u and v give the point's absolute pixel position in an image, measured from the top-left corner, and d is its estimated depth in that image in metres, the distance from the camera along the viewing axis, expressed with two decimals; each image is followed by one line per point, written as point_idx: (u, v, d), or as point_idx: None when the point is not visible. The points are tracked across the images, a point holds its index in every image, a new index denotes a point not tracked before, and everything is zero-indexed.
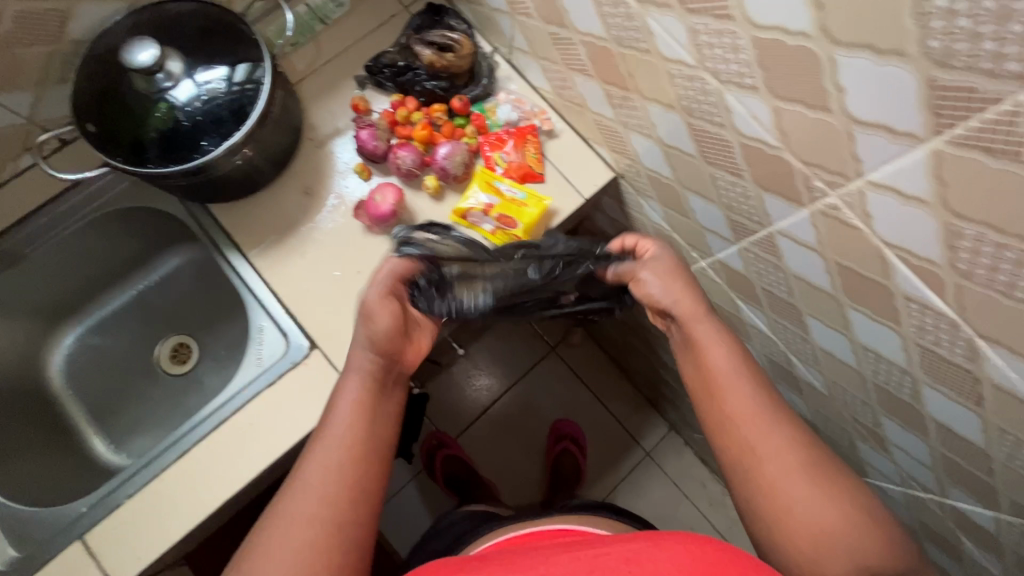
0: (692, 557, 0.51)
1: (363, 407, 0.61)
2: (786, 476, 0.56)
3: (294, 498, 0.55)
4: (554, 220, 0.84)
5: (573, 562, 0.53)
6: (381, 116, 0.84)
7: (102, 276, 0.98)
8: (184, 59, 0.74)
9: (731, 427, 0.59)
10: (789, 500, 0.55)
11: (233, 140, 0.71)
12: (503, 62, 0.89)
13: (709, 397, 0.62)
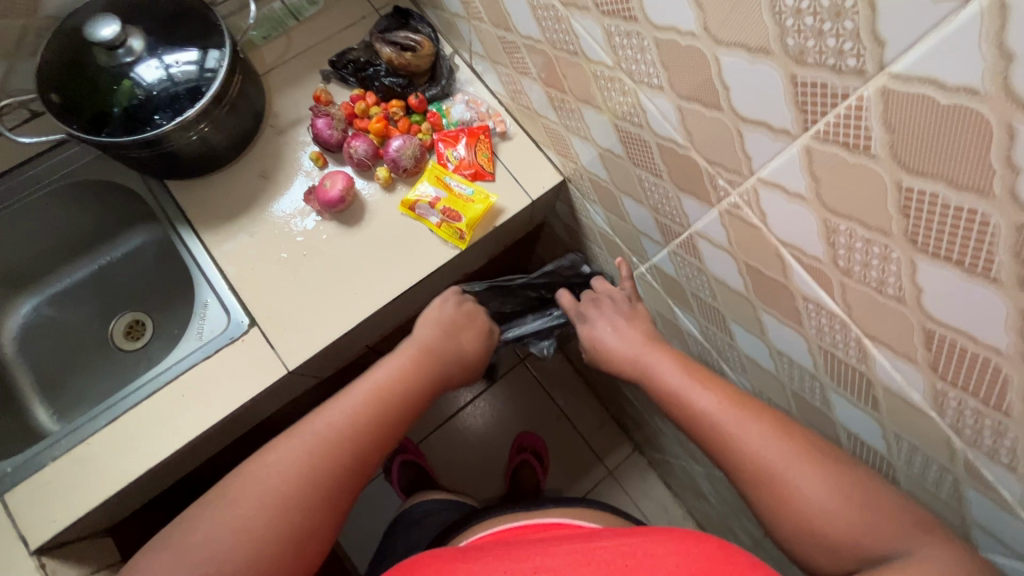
0: (690, 554, 0.47)
1: (404, 377, 0.67)
2: (780, 462, 0.53)
3: (321, 422, 0.59)
4: (499, 217, 0.86)
5: (569, 555, 0.48)
6: (339, 108, 0.87)
7: (64, 248, 1.00)
8: (151, 40, 0.78)
9: (708, 420, 0.60)
10: (791, 479, 0.52)
11: (186, 116, 0.75)
12: (464, 66, 0.93)
13: (680, 408, 0.63)
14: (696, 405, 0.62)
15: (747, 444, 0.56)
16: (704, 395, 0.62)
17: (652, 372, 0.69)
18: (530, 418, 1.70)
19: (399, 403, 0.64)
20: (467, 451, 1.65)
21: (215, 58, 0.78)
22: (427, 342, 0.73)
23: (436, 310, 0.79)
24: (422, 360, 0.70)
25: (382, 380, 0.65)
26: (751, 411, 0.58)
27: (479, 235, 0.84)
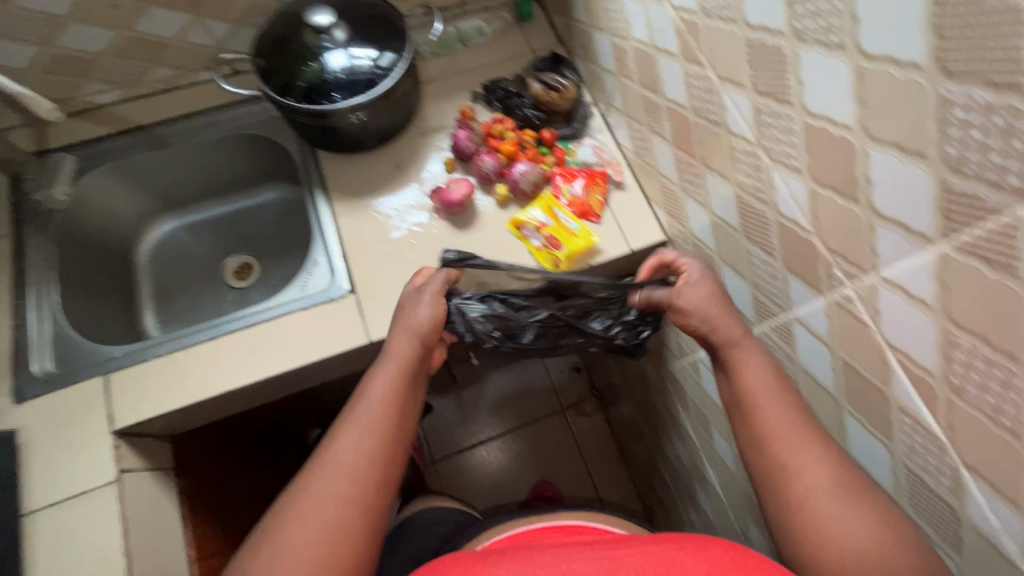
0: (718, 561, 0.47)
1: (391, 398, 0.67)
2: (829, 491, 0.54)
3: (324, 471, 0.61)
4: (596, 257, 0.90)
5: (595, 562, 0.48)
6: (480, 125, 0.96)
7: (210, 186, 1.13)
8: (350, 32, 0.90)
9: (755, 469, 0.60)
10: (843, 506, 0.53)
11: (355, 102, 0.86)
12: (599, 117, 1.00)
13: (758, 406, 0.61)
14: (772, 412, 0.60)
15: (794, 473, 0.56)
16: (779, 401, 0.61)
17: (743, 354, 0.65)
18: (554, 469, 1.66)
19: (392, 422, 0.66)
20: (485, 481, 1.64)
21: (393, 64, 0.89)
22: (409, 353, 0.72)
23: (398, 318, 0.75)
24: (409, 371, 0.71)
25: (371, 406, 0.66)
26: (795, 444, 0.58)
27: (573, 268, 0.88)
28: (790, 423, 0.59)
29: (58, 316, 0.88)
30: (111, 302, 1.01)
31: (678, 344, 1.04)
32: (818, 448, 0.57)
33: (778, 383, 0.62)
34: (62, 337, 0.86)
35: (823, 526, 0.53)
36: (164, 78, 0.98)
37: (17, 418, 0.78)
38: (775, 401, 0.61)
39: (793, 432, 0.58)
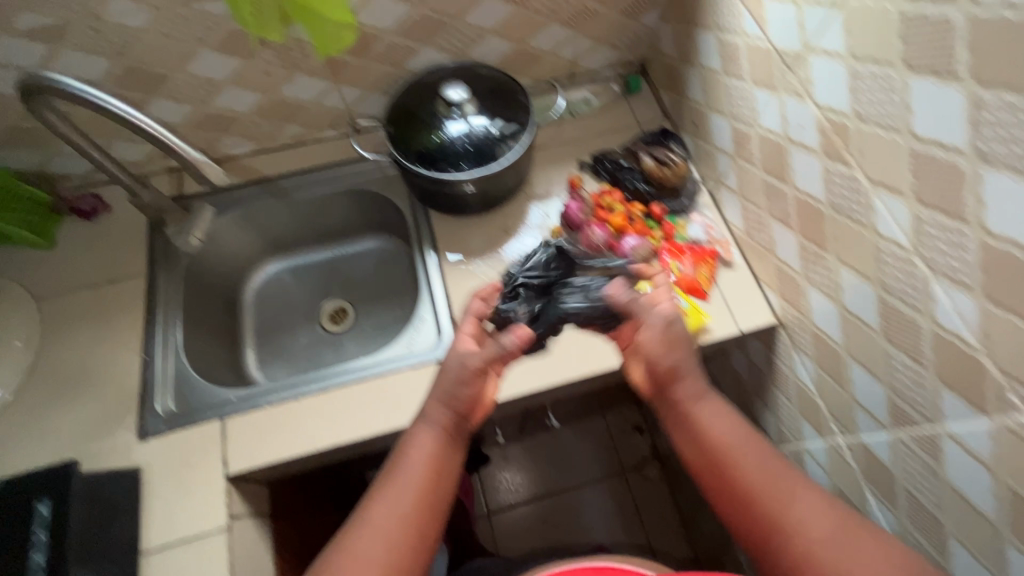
0: None
1: (428, 464, 0.66)
2: (831, 537, 0.55)
3: (353, 540, 0.61)
4: (704, 337, 0.89)
5: None
6: (589, 196, 0.99)
7: (315, 233, 1.18)
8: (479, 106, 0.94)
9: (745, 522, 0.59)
10: (855, 542, 0.54)
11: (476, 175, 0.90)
12: (706, 192, 1.00)
13: (734, 461, 0.62)
14: (753, 464, 0.61)
15: (790, 530, 0.56)
16: (755, 449, 0.62)
17: (703, 402, 0.67)
18: (614, 537, 1.56)
19: (429, 491, 0.64)
20: (539, 542, 1.55)
21: (514, 140, 0.93)
22: (446, 420, 0.69)
23: (436, 382, 0.72)
24: (447, 439, 0.68)
25: (409, 474, 0.65)
26: (784, 492, 0.59)
27: None
28: (771, 472, 0.60)
29: (180, 356, 0.92)
30: (218, 340, 1.06)
31: (777, 429, 1.01)
32: (806, 491, 0.58)
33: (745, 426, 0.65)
34: (182, 377, 0.90)
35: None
36: (293, 134, 1.05)
37: (140, 456, 0.82)
38: (749, 450, 0.62)
39: (778, 480, 0.59)
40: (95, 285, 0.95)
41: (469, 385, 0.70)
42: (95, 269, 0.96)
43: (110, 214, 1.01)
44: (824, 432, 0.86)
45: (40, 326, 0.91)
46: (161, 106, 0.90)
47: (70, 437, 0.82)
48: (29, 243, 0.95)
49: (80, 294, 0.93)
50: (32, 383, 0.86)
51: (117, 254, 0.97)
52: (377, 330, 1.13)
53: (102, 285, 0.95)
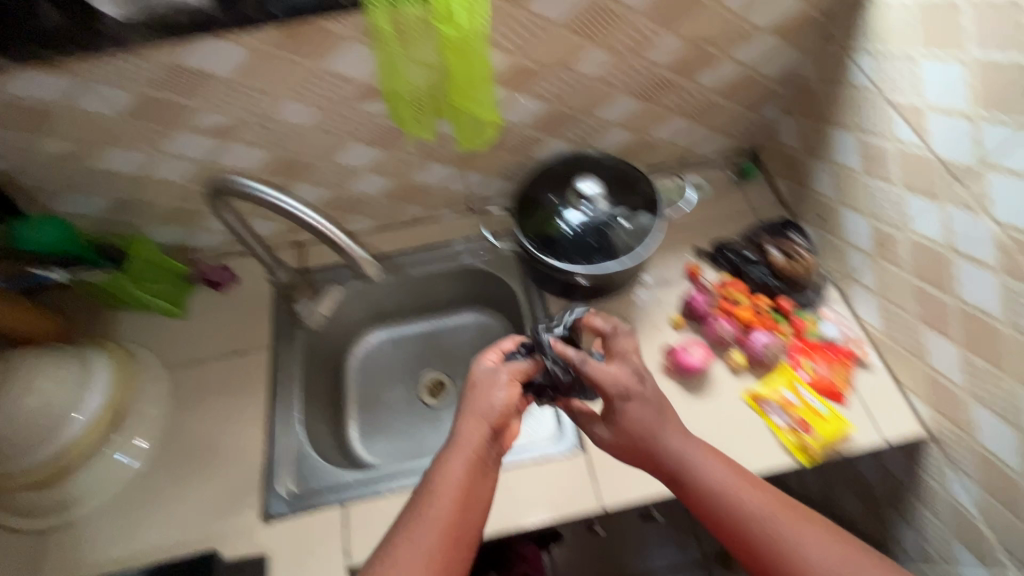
0: None
1: (462, 482, 0.66)
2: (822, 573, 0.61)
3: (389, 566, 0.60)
4: (847, 445, 0.83)
5: None
6: (712, 286, 0.97)
7: (418, 306, 1.18)
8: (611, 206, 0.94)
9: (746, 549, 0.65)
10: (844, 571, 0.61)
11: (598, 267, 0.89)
12: (832, 286, 0.97)
13: (720, 512, 0.66)
14: (745, 512, 0.65)
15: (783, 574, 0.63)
16: (749, 492, 0.67)
17: (681, 462, 0.68)
18: None
19: (459, 520, 0.63)
20: None
21: (639, 234, 0.92)
22: (477, 440, 0.69)
23: (471, 399, 0.73)
24: (479, 462, 0.68)
25: (439, 501, 0.64)
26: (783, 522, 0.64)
27: (825, 455, 0.82)
28: (768, 502, 0.66)
29: (298, 433, 0.93)
30: (324, 415, 1.06)
31: (920, 547, 0.93)
32: (795, 527, 0.64)
33: (733, 468, 0.69)
34: (302, 455, 0.90)
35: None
36: (413, 213, 1.07)
37: (264, 540, 0.81)
38: (743, 484, 0.67)
39: (768, 518, 0.65)
40: (223, 356, 0.97)
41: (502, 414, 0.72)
42: (221, 340, 0.98)
43: (238, 286, 1.04)
44: (990, 561, 0.78)
45: (171, 398, 0.93)
46: (302, 190, 0.94)
47: (197, 517, 0.83)
48: (158, 309, 0.97)
49: (209, 365, 0.96)
50: (162, 458, 0.88)
51: (244, 326, 1.00)
52: None
53: (229, 357, 0.97)
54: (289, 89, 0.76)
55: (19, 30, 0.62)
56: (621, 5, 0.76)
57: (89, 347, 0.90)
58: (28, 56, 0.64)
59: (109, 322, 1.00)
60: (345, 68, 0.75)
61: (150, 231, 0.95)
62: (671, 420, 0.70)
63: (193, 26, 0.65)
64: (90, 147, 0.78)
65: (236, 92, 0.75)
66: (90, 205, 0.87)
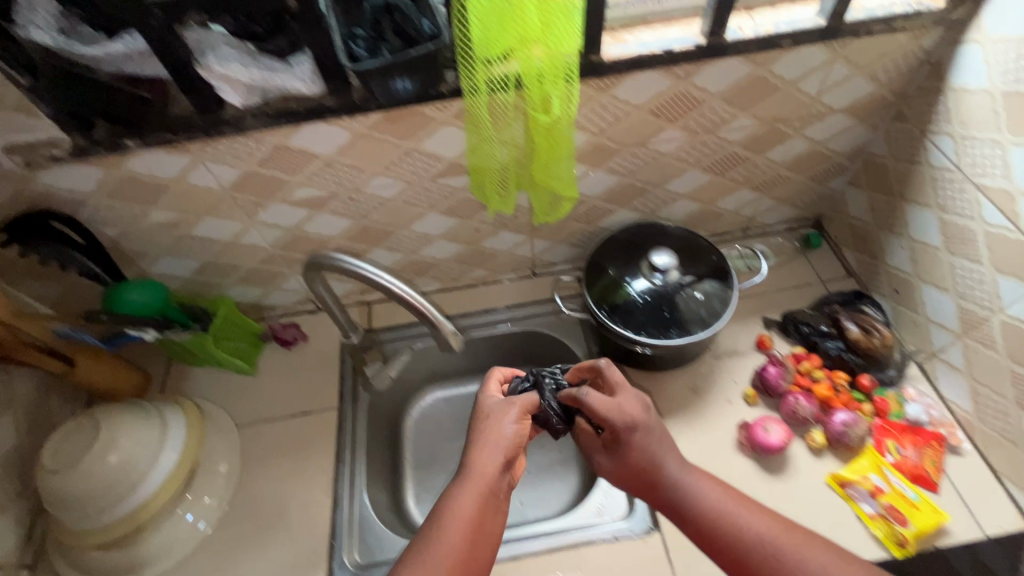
0: None
1: (473, 518, 0.62)
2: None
3: None
4: (946, 539, 0.78)
5: None
6: (785, 359, 0.95)
7: (476, 366, 1.16)
8: (682, 276, 0.93)
9: None
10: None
11: (671, 342, 0.88)
12: (913, 363, 0.94)
13: (722, 538, 0.64)
14: (750, 536, 0.63)
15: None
16: (756, 517, 0.64)
17: (680, 487, 0.67)
18: None
19: (468, 555, 0.60)
20: None
21: (712, 309, 0.91)
22: (490, 474, 0.65)
23: (481, 429, 0.69)
24: (490, 496, 0.64)
25: (446, 537, 0.61)
26: (800, 546, 0.62)
27: (921, 549, 0.77)
28: (781, 528, 0.64)
29: (361, 497, 0.92)
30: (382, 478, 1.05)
31: None
32: (805, 551, 0.61)
33: (736, 493, 0.67)
34: (368, 523, 0.89)
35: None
36: (478, 276, 1.09)
37: None
38: (751, 510, 0.65)
39: (776, 544, 0.62)
40: (291, 415, 0.98)
41: (513, 446, 0.68)
42: (289, 399, 1.00)
43: (307, 345, 1.05)
44: None
45: (239, 456, 0.94)
46: (377, 255, 0.97)
47: None
48: (229, 366, 0.99)
49: (278, 424, 0.97)
50: (229, 521, 0.88)
51: (312, 385, 1.01)
52: (534, 474, 1.06)
53: (297, 417, 0.98)
54: (382, 166, 0.80)
55: (153, 118, 0.66)
56: (700, 90, 0.78)
57: (166, 404, 0.92)
58: (156, 141, 0.68)
59: (181, 377, 1.02)
60: (436, 148, 0.79)
61: (230, 290, 0.98)
62: (673, 446, 0.69)
63: (307, 114, 0.69)
64: (191, 217, 0.82)
65: (333, 168, 0.79)
66: (180, 268, 0.91)
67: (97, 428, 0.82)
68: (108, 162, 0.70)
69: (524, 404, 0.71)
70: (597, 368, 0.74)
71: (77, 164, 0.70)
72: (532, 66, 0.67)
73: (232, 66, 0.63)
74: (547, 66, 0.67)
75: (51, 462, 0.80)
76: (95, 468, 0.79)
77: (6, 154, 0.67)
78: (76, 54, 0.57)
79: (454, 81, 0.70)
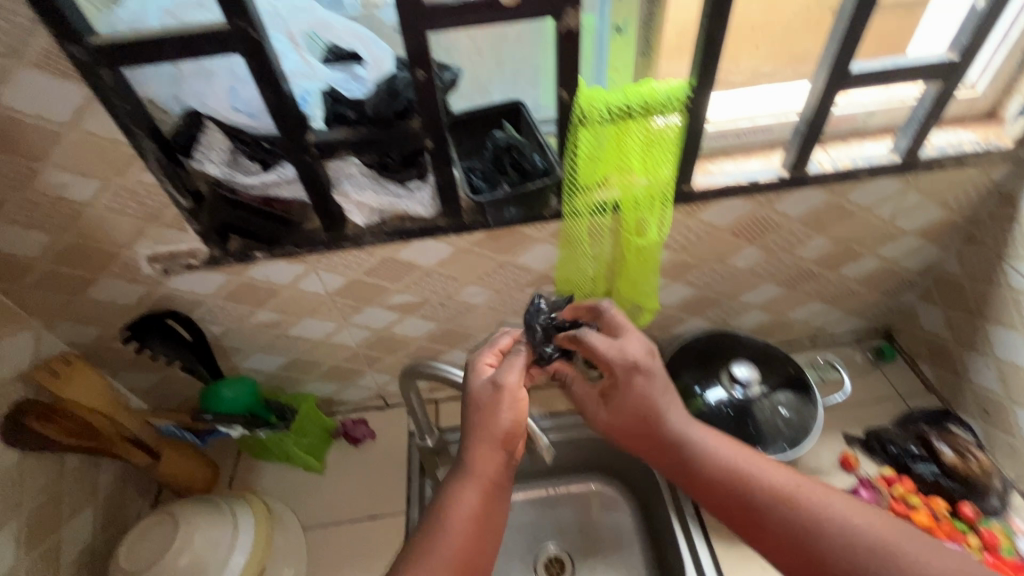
0: None
1: (479, 518, 0.59)
2: (867, 546, 0.53)
3: None
4: None
5: None
6: (876, 482, 0.91)
7: (537, 470, 1.10)
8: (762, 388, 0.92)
9: (781, 540, 0.57)
10: (894, 544, 0.53)
11: None
12: (1014, 492, 0.90)
13: (733, 492, 0.60)
14: (765, 486, 0.59)
15: (824, 557, 0.54)
16: (765, 472, 0.61)
17: (686, 443, 0.64)
18: None
19: (473, 552, 0.57)
20: None
21: (797, 427, 0.89)
22: (493, 469, 0.62)
23: (475, 422, 0.63)
24: (493, 490, 0.61)
25: (450, 533, 0.57)
26: (817, 498, 0.57)
27: None
28: (791, 481, 0.59)
29: None
30: None
31: None
32: (826, 503, 0.57)
33: (746, 449, 0.64)
34: None
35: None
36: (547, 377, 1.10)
37: None
38: (759, 465, 0.62)
39: (790, 496, 0.58)
40: (356, 520, 0.96)
41: (511, 430, 0.63)
42: (356, 500, 0.98)
43: (375, 443, 1.05)
44: None
45: (306, 562, 0.91)
46: (455, 356, 0.99)
47: None
48: (299, 462, 0.99)
49: (345, 528, 0.95)
50: None
51: (379, 487, 0.99)
52: None
53: (363, 522, 0.95)
54: (476, 277, 0.85)
55: (289, 236, 0.72)
56: (780, 215, 0.83)
57: (235, 501, 0.90)
58: (284, 254, 0.74)
59: (249, 471, 1.01)
60: (529, 262, 0.84)
61: (308, 385, 1.01)
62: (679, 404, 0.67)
63: (419, 233, 0.75)
64: (292, 318, 0.87)
65: (431, 278, 0.84)
66: (269, 363, 0.94)
67: (175, 526, 0.81)
68: (234, 269, 0.76)
69: (515, 390, 0.64)
70: (598, 309, 0.72)
71: (206, 271, 0.76)
72: (631, 192, 0.73)
73: (365, 193, 0.70)
74: (645, 194, 0.73)
75: (127, 563, 0.79)
76: (167, 572, 0.77)
77: (148, 262, 0.74)
78: (237, 183, 0.65)
79: (556, 206, 0.75)
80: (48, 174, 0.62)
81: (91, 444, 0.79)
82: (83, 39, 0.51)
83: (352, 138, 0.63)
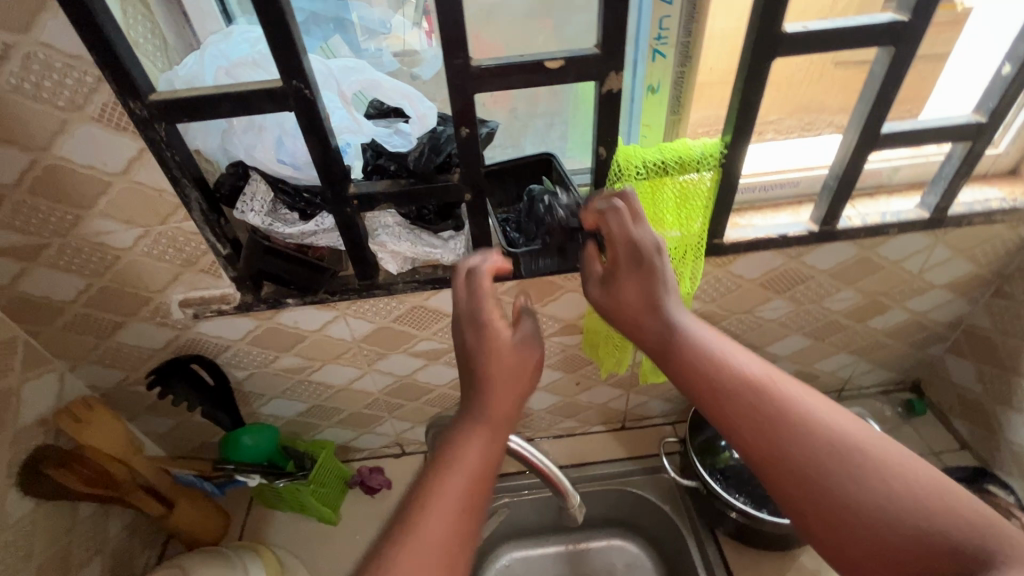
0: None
1: (482, 465, 0.50)
2: (845, 445, 0.47)
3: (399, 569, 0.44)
4: None
5: None
6: None
7: (557, 523, 1.07)
8: None
9: (757, 435, 0.49)
10: (872, 450, 0.46)
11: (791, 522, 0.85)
12: None
13: (709, 375, 0.53)
14: (745, 375, 0.52)
15: (792, 454, 0.48)
16: (747, 361, 0.54)
17: (673, 324, 0.57)
18: None
19: (472, 504, 0.48)
20: None
21: None
22: (504, 412, 0.53)
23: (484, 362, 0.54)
24: (499, 437, 0.52)
25: (446, 480, 0.48)
26: (794, 391, 0.51)
27: None
28: (772, 373, 0.52)
29: None
30: None
31: None
32: (802, 396, 0.50)
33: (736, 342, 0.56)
34: None
35: (880, 508, 0.44)
36: (567, 426, 1.07)
37: None
38: (740, 354, 0.55)
39: (770, 385, 0.51)
40: None
41: (520, 373, 0.55)
42: None
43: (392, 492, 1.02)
44: None
45: None
46: None
47: None
48: (312, 512, 0.96)
49: None
50: None
51: None
52: None
53: None
54: None
55: (322, 284, 0.72)
56: (809, 268, 0.83)
57: (245, 551, 0.87)
58: (315, 300, 0.74)
59: (260, 521, 0.98)
60: (557, 310, 0.83)
61: (326, 431, 0.99)
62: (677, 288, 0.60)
63: (450, 281, 0.75)
64: (316, 364, 0.86)
65: None
66: (288, 409, 0.93)
67: None
68: (264, 315, 0.76)
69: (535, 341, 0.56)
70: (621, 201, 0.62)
71: (236, 316, 0.76)
72: (663, 245, 0.73)
73: (401, 243, 0.70)
74: (678, 247, 0.73)
75: None
76: None
77: (179, 306, 0.74)
78: (275, 232, 0.65)
79: None
80: (92, 220, 0.63)
81: (108, 495, 0.77)
82: (143, 96, 0.53)
83: (392, 190, 0.64)
